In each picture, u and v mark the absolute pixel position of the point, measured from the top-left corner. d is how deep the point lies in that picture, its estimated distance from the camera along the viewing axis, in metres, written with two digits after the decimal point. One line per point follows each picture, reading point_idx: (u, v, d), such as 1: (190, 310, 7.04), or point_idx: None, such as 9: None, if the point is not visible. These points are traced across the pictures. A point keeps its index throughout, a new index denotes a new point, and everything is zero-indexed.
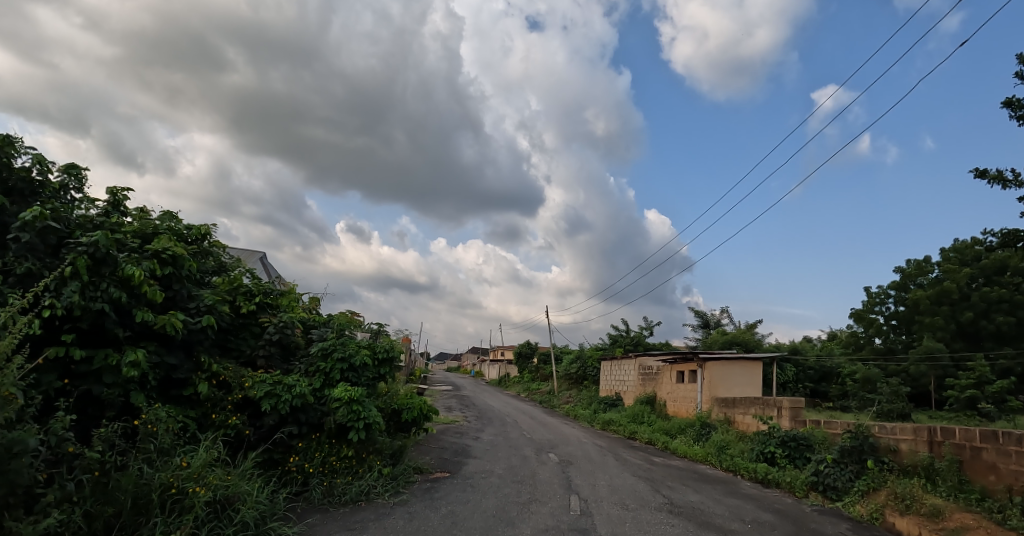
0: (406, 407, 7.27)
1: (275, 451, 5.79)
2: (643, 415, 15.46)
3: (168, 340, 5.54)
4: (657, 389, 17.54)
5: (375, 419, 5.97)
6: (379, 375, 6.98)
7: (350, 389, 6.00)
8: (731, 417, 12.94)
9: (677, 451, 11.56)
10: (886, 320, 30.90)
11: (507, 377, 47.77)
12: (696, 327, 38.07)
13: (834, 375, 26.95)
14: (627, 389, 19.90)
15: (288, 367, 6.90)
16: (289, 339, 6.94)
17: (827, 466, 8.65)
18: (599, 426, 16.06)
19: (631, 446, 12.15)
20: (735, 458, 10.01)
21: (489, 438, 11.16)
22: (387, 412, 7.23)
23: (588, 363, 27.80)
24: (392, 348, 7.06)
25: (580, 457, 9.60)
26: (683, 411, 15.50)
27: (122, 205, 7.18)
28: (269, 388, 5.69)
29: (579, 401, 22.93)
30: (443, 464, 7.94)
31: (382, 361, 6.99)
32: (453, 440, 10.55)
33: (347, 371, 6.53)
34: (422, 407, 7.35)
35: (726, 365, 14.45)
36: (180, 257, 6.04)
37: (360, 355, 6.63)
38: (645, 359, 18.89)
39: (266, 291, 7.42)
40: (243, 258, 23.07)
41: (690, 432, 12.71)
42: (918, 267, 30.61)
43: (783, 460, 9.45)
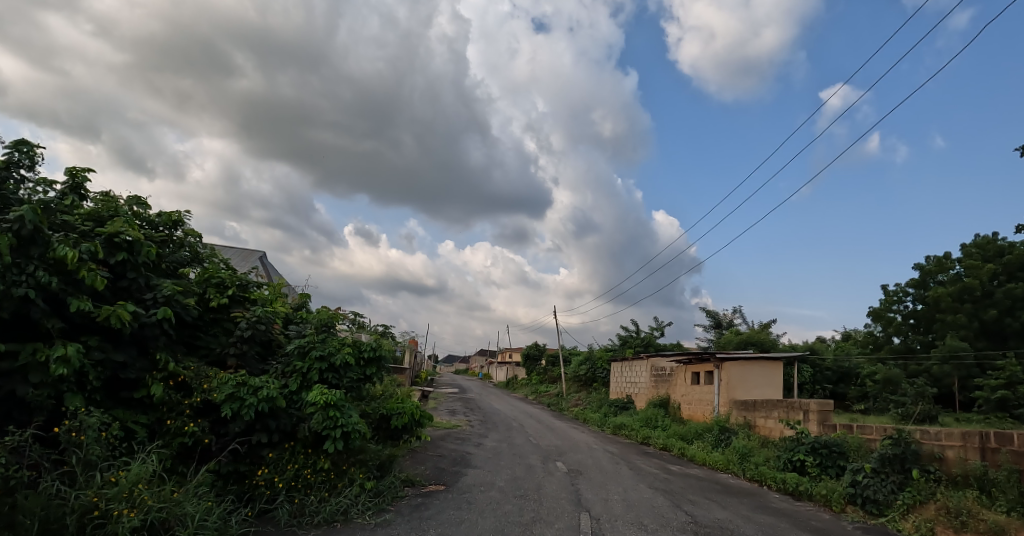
0: (397, 412, 6.51)
1: (241, 463, 5.11)
2: (656, 418, 14.61)
3: (116, 334, 4.87)
4: (671, 391, 16.69)
5: (355, 428, 5.21)
6: (366, 376, 6.24)
7: (328, 392, 5.25)
8: (752, 421, 12.08)
9: (695, 458, 10.71)
10: (905, 319, 29.81)
11: (515, 378, 47.02)
12: (708, 327, 37.06)
13: (853, 376, 25.84)
14: (638, 391, 19.05)
15: (262, 368, 6.21)
16: (264, 335, 6.25)
17: (866, 477, 7.77)
18: (609, 430, 15.22)
19: (645, 453, 11.31)
20: (760, 466, 9.15)
21: (492, 445, 10.38)
22: (375, 418, 6.48)
23: (598, 364, 26.97)
24: (380, 346, 6.31)
25: (590, 466, 8.80)
26: (699, 415, 14.63)
27: (82, 188, 6.53)
28: (231, 390, 4.98)
29: (588, 404, 22.10)
30: (439, 475, 7.17)
31: (368, 361, 6.24)
32: (453, 447, 9.76)
33: (327, 371, 5.81)
34: (414, 412, 6.57)
35: (745, 366, 13.59)
36: (137, 242, 5.39)
37: (342, 354, 5.89)
38: (658, 360, 18.04)
39: (241, 284, 6.75)
40: (243, 257, 22.51)
41: (708, 437, 11.85)
42: (938, 264, 29.46)
43: (815, 469, 8.58)
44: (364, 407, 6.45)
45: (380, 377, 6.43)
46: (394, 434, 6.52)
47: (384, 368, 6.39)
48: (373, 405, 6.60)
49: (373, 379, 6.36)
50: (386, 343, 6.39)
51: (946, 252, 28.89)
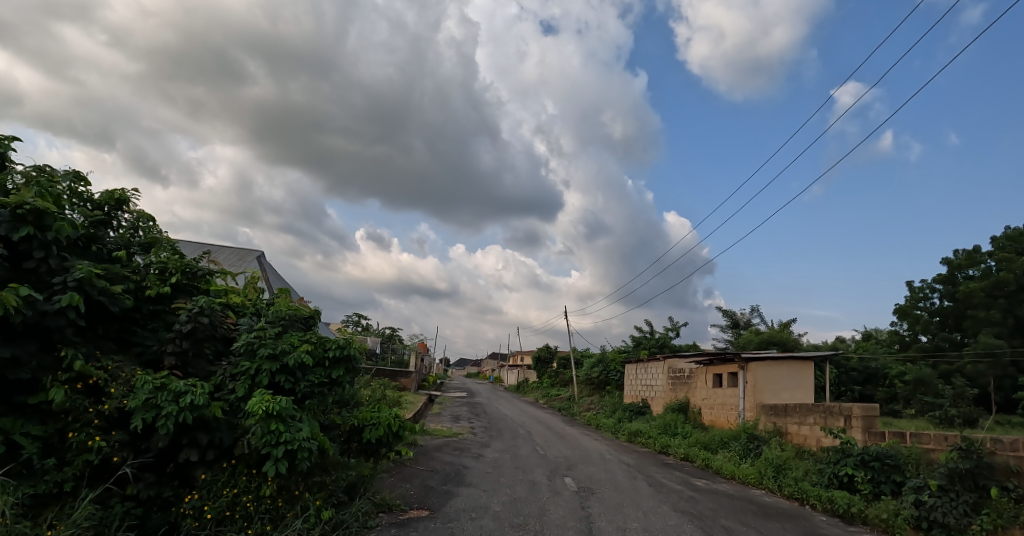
0: (371, 425, 5.45)
1: (166, 485, 4.38)
2: (674, 424, 13.42)
3: (6, 325, 3.96)
4: (689, 395, 15.49)
5: (302, 446, 4.15)
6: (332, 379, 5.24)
7: (271, 400, 4.22)
8: (784, 428, 10.89)
9: (721, 470, 9.54)
10: (933, 316, 28.28)
11: (526, 382, 45.82)
12: (725, 327, 35.65)
13: (881, 376, 24.34)
14: (654, 395, 17.86)
15: (208, 370, 5.28)
16: (210, 331, 5.31)
17: (932, 496, 6.55)
18: (624, 438, 14.04)
19: (665, 465, 10.14)
20: (799, 482, 7.95)
21: (493, 456, 9.30)
22: (344, 430, 5.43)
23: (611, 367, 25.80)
24: (349, 344, 5.30)
25: (603, 482, 7.69)
26: (721, 421, 13.42)
27: (5, 158, 5.57)
28: (148, 395, 4.05)
29: (601, 409, 20.93)
30: (424, 498, 6.12)
31: (335, 361, 5.25)
32: (449, 460, 8.68)
33: (280, 373, 4.84)
34: (391, 424, 5.51)
35: (772, 366, 12.40)
36: (46, 216, 4.48)
37: (299, 354, 4.91)
38: (675, 361, 16.84)
39: (189, 270, 5.83)
40: (240, 257, 21.67)
41: (735, 446, 10.67)
42: (968, 258, 27.86)
43: (867, 486, 7.39)
44: (331, 418, 5.44)
45: (350, 382, 5.40)
46: (367, 450, 5.48)
47: (355, 371, 5.37)
48: (343, 415, 5.59)
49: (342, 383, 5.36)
50: (356, 341, 5.38)
51: (977, 245, 27.31)
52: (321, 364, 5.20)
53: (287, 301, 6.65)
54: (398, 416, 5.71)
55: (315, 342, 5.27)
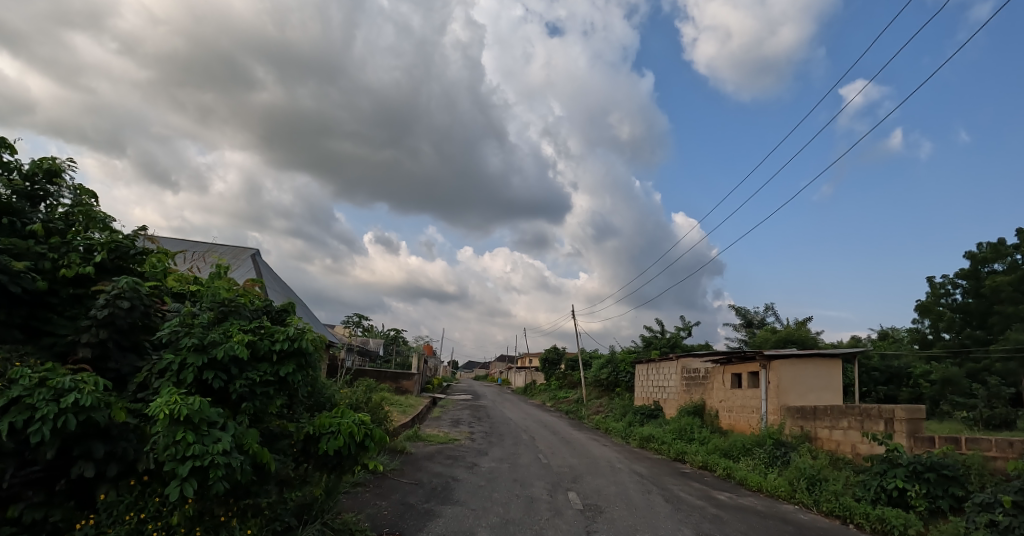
0: (330, 434, 4.50)
1: (58, 507, 3.54)
2: (689, 428, 12.34)
3: None
4: (705, 396, 14.43)
5: (215, 460, 3.27)
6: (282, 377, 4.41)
7: (178, 402, 3.38)
8: (813, 433, 9.89)
9: (745, 481, 8.53)
10: (956, 312, 26.95)
11: (533, 383, 44.76)
12: (738, 327, 34.40)
13: (904, 376, 22.30)
14: (666, 397, 16.81)
15: (133, 365, 4.55)
16: (134, 319, 4.54)
17: (1006, 515, 5.47)
18: (635, 444, 12.98)
19: (682, 475, 9.07)
20: (840, 497, 6.92)
21: (489, 466, 8.33)
22: (297, 440, 4.52)
23: (620, 367, 24.73)
24: (302, 336, 4.48)
25: (610, 497, 6.70)
26: (741, 425, 12.34)
27: None
28: (19, 394, 3.18)
29: (610, 412, 19.87)
30: (400, 521, 5.15)
31: (285, 357, 4.43)
32: (437, 471, 7.68)
33: (209, 368, 4.03)
34: (353, 431, 4.54)
35: (797, 364, 11.33)
36: None
37: (231, 346, 4.06)
38: (689, 362, 15.77)
39: (118, 248, 5.00)
40: (233, 255, 20.88)
41: (759, 453, 9.62)
42: (994, 250, 26.45)
43: (923, 503, 6.35)
44: (283, 426, 4.57)
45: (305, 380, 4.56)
46: (327, 465, 4.56)
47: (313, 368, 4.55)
48: (299, 423, 4.71)
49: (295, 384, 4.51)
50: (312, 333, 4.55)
51: (1003, 237, 25.92)
52: (267, 359, 4.39)
53: (236, 287, 5.86)
54: (367, 423, 4.76)
55: (260, 333, 4.46)
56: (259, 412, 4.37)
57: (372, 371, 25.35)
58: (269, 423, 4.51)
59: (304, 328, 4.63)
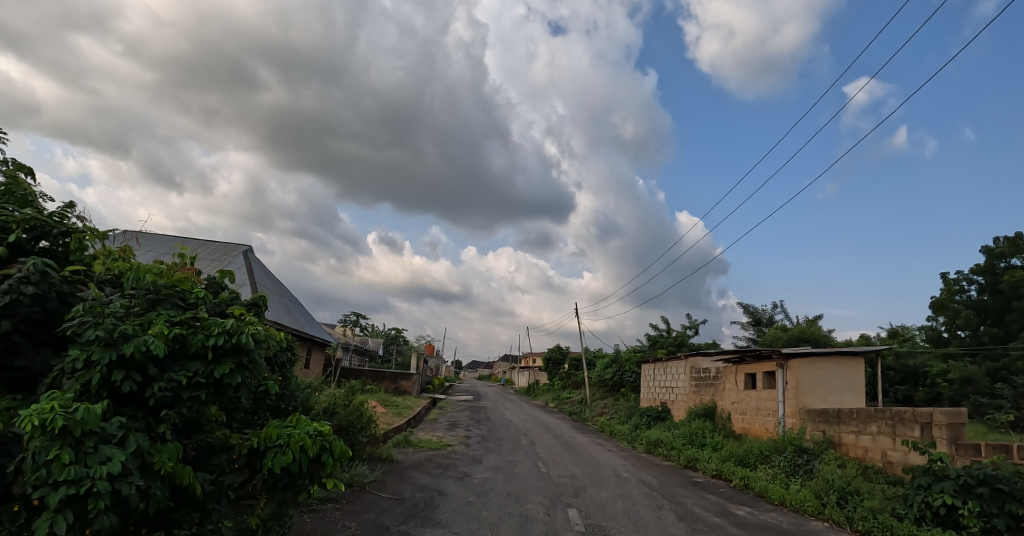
0: (278, 449, 3.79)
1: None
2: (701, 432, 11.49)
3: None
4: (716, 398, 13.58)
5: (98, 485, 2.58)
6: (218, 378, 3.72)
7: (54, 412, 2.69)
8: (839, 439, 9.13)
9: (765, 492, 7.73)
10: (972, 309, 25.97)
11: (536, 383, 43.94)
12: (746, 326, 33.47)
13: (921, 376, 20.79)
14: (674, 398, 15.98)
15: (47, 362, 3.82)
16: (47, 308, 3.80)
17: None
18: (642, 448, 12.16)
19: (695, 486, 8.24)
20: (877, 515, 6.15)
21: (481, 476, 7.54)
22: (240, 454, 3.84)
23: (625, 367, 23.90)
24: (241, 330, 3.75)
25: (614, 516, 5.87)
26: (757, 429, 11.49)
27: None
28: None
29: (615, 414, 19.06)
30: None
31: (223, 354, 3.74)
32: (422, 484, 6.87)
33: (121, 367, 3.35)
34: (303, 442, 3.83)
35: (818, 363, 10.49)
36: None
37: (145, 341, 3.36)
38: (698, 361, 14.93)
39: (39, 227, 4.25)
40: (225, 251, 20.18)
41: (779, 461, 8.82)
42: (1012, 244, 25.46)
43: (976, 522, 5.52)
44: (225, 436, 3.91)
45: (248, 382, 3.87)
46: (278, 483, 3.89)
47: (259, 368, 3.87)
48: (246, 433, 4.04)
49: (236, 386, 3.82)
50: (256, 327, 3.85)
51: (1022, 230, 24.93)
52: (201, 357, 3.71)
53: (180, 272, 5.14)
54: (326, 434, 4.02)
55: (194, 326, 3.78)
56: (190, 420, 3.70)
57: (369, 371, 24.58)
58: (206, 432, 3.84)
59: (248, 320, 3.92)
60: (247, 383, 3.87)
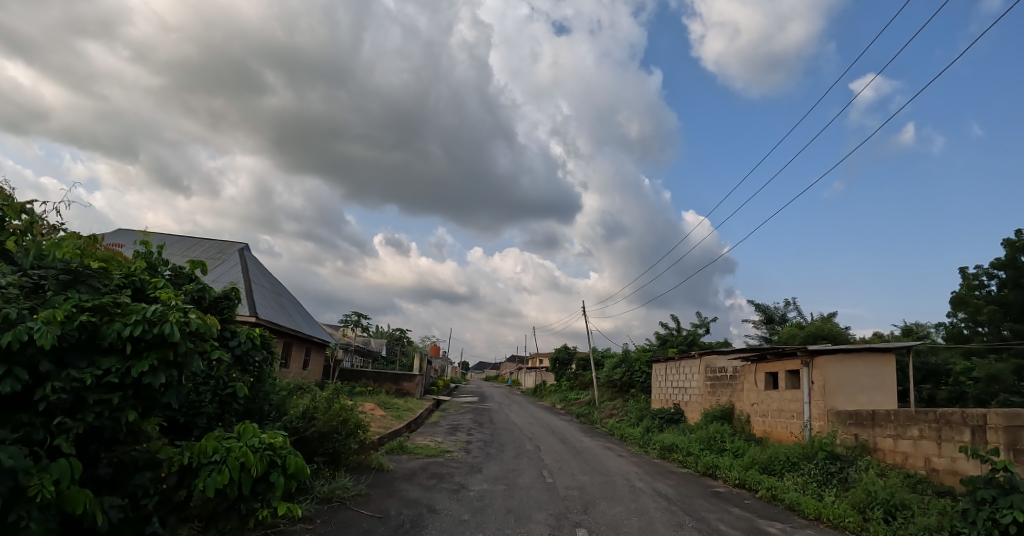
0: (214, 466, 3.13)
1: None
2: (719, 436, 10.66)
3: None
4: (734, 398, 12.73)
5: None
6: (137, 377, 3.08)
7: None
8: (874, 443, 8.33)
9: (797, 505, 6.95)
10: (993, 304, 24.92)
11: (544, 384, 43.10)
12: (758, 324, 32.45)
13: (944, 374, 19.88)
14: (688, 400, 15.13)
15: None
16: None
17: None
18: (655, 453, 11.35)
19: (716, 497, 7.43)
20: None
21: (479, 488, 6.77)
22: (172, 471, 3.21)
23: (635, 367, 23.05)
24: (165, 318, 3.09)
25: None
26: (780, 433, 10.66)
27: None
28: None
29: (625, 416, 18.23)
30: None
31: (146, 348, 3.11)
32: (412, 498, 6.11)
33: (2, 362, 2.64)
34: (244, 455, 3.14)
35: (846, 361, 9.65)
36: None
37: (32, 328, 2.67)
38: (713, 359, 14.09)
39: None
40: (220, 250, 19.52)
41: (809, 469, 8.02)
42: None
43: None
44: (154, 448, 3.25)
45: (179, 382, 3.23)
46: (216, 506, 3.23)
47: (193, 365, 3.22)
48: (181, 445, 3.39)
49: (162, 387, 3.18)
50: (189, 316, 3.19)
51: None
52: (118, 351, 3.08)
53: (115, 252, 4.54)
54: (278, 448, 3.34)
55: (111, 313, 3.13)
56: (103, 429, 3.04)
57: (371, 373, 23.91)
58: (132, 444, 3.20)
59: (180, 306, 3.28)
60: (177, 384, 3.22)
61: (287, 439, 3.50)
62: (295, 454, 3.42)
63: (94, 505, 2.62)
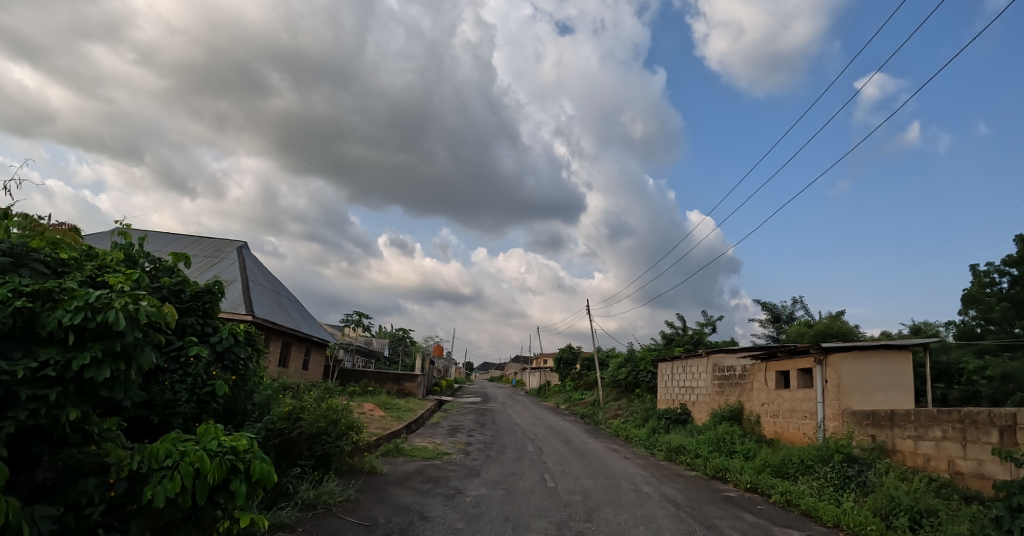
0: (165, 472, 2.82)
1: None
2: (728, 437, 10.26)
3: None
4: (743, 398, 12.32)
5: None
6: (80, 371, 2.81)
7: None
8: (892, 444, 7.92)
9: (813, 511, 6.58)
10: (1005, 302, 24.38)
11: (548, 384, 42.69)
12: (764, 322, 31.95)
13: (956, 373, 19.37)
14: (695, 400, 14.72)
15: None
16: None
17: None
18: (662, 455, 10.94)
19: (727, 503, 7.04)
20: None
21: (477, 493, 6.40)
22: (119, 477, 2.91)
23: (640, 367, 22.64)
24: (110, 305, 2.79)
25: None
26: (792, 434, 10.24)
27: None
28: None
29: (630, 416, 17.82)
30: None
31: (90, 338, 2.82)
32: (404, 504, 5.75)
33: None
34: (199, 460, 2.82)
35: (862, 358, 9.23)
36: None
37: None
38: (721, 358, 13.68)
39: None
40: (219, 248, 19.25)
41: (824, 472, 7.63)
42: None
43: None
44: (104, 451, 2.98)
45: (128, 377, 2.94)
46: (170, 516, 2.94)
47: (143, 359, 2.93)
48: (133, 447, 3.11)
49: (109, 382, 2.90)
50: (140, 304, 2.91)
51: None
52: (60, 342, 2.79)
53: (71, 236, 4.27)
54: (241, 453, 3.01)
55: (55, 299, 2.85)
56: (43, 429, 2.76)
57: (372, 372, 23.60)
58: (75, 447, 2.92)
59: (132, 293, 2.99)
60: (125, 379, 2.93)
61: (253, 442, 3.17)
62: (262, 458, 3.11)
63: (18, 517, 2.29)
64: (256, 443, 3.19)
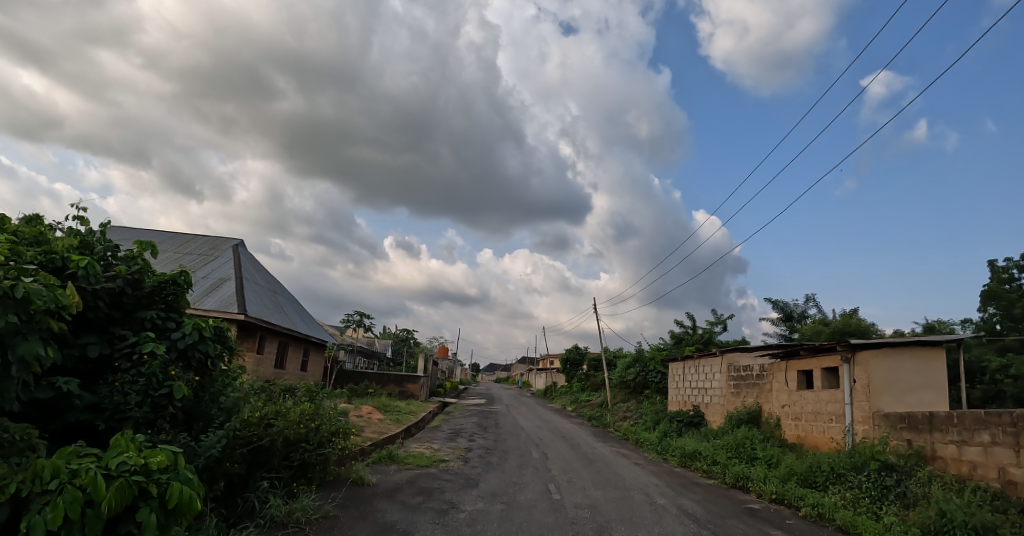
0: (48, 499, 2.18)
1: None
2: (748, 443, 9.53)
3: None
4: (762, 400, 11.58)
5: None
6: None
7: None
8: (930, 450, 7.19)
9: (849, 527, 5.88)
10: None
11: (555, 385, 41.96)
12: (776, 321, 31.05)
13: (979, 373, 18.48)
14: (709, 401, 13.98)
15: None
16: None
17: None
18: (676, 461, 10.23)
19: (752, 517, 6.31)
20: None
21: (472, 508, 5.71)
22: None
23: (649, 367, 21.90)
24: None
25: None
26: (816, 438, 9.51)
27: None
28: None
29: (639, 419, 17.10)
30: None
31: None
32: (387, 522, 5.07)
33: None
34: (93, 482, 2.20)
35: (893, 355, 8.48)
36: None
37: None
38: (736, 358, 12.94)
39: None
40: (214, 246, 18.70)
41: (857, 483, 6.91)
42: None
43: None
44: None
45: (8, 373, 2.36)
46: None
47: (25, 350, 2.35)
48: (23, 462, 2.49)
49: None
50: (26, 282, 2.37)
51: None
52: None
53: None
54: (155, 473, 2.42)
55: None
56: None
57: (373, 374, 23.00)
58: None
59: (19, 268, 2.43)
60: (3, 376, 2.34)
61: (175, 458, 2.58)
62: (183, 479, 2.53)
63: None
64: (179, 458, 2.60)
